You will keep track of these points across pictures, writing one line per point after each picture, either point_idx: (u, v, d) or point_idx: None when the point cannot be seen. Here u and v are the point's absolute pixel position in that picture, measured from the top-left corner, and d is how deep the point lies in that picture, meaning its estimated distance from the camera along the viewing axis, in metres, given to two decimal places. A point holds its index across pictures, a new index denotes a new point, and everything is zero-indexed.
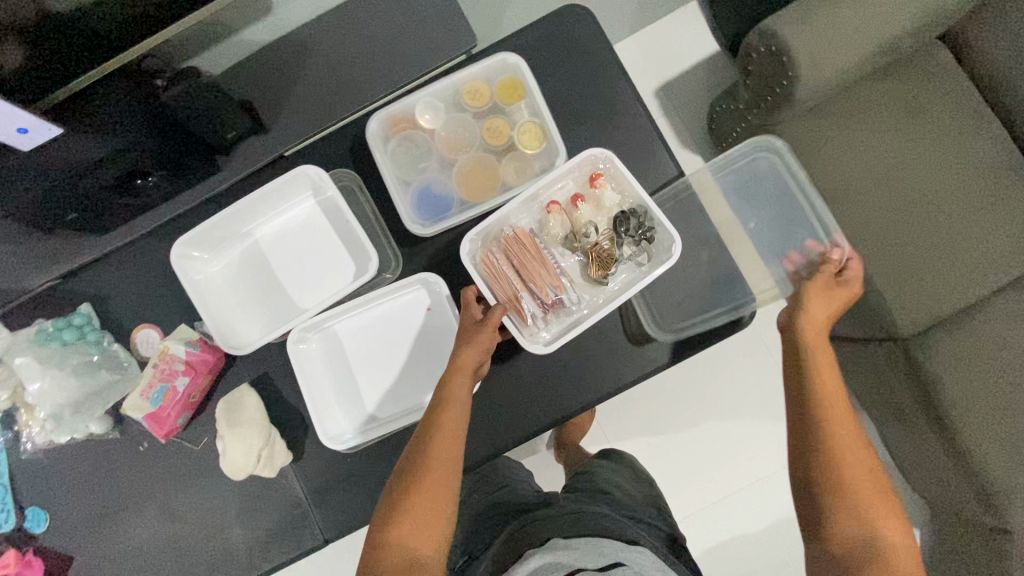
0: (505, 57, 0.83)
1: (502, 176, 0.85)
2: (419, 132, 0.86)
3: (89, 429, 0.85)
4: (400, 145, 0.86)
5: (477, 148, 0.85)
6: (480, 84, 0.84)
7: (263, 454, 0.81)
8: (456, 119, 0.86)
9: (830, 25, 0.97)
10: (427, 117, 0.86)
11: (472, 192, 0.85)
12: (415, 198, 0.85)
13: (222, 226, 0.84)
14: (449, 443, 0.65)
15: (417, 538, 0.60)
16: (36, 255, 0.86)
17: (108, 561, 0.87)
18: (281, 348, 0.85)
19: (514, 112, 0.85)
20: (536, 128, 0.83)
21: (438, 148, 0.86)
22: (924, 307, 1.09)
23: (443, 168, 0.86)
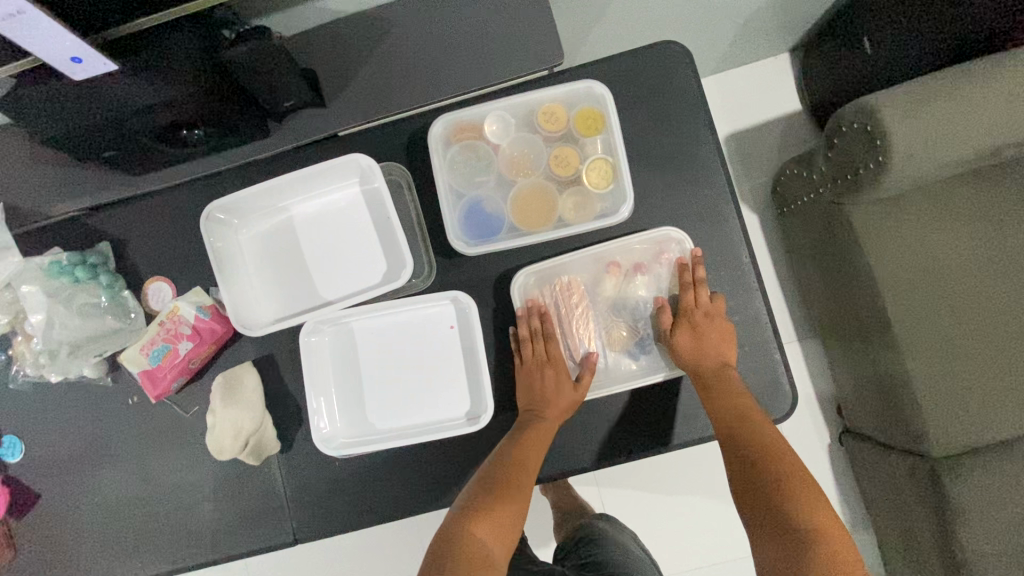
0: (591, 85, 0.78)
1: (559, 208, 0.79)
2: (482, 144, 0.82)
3: (84, 372, 0.81)
4: (461, 153, 0.82)
5: (540, 173, 0.80)
6: (558, 108, 0.80)
7: (251, 440, 0.77)
8: (525, 139, 0.82)
9: (937, 120, 0.89)
10: (494, 130, 0.82)
11: (523, 219, 0.79)
12: (463, 212, 0.81)
13: (261, 196, 0.80)
14: (528, 466, 0.70)
15: (492, 535, 0.65)
16: (64, 183, 0.84)
17: (72, 507, 0.84)
18: (292, 333, 0.82)
19: (587, 144, 0.80)
20: (606, 166, 0.78)
21: (499, 165, 0.82)
22: (963, 429, 1.01)
23: (500, 185, 0.82)
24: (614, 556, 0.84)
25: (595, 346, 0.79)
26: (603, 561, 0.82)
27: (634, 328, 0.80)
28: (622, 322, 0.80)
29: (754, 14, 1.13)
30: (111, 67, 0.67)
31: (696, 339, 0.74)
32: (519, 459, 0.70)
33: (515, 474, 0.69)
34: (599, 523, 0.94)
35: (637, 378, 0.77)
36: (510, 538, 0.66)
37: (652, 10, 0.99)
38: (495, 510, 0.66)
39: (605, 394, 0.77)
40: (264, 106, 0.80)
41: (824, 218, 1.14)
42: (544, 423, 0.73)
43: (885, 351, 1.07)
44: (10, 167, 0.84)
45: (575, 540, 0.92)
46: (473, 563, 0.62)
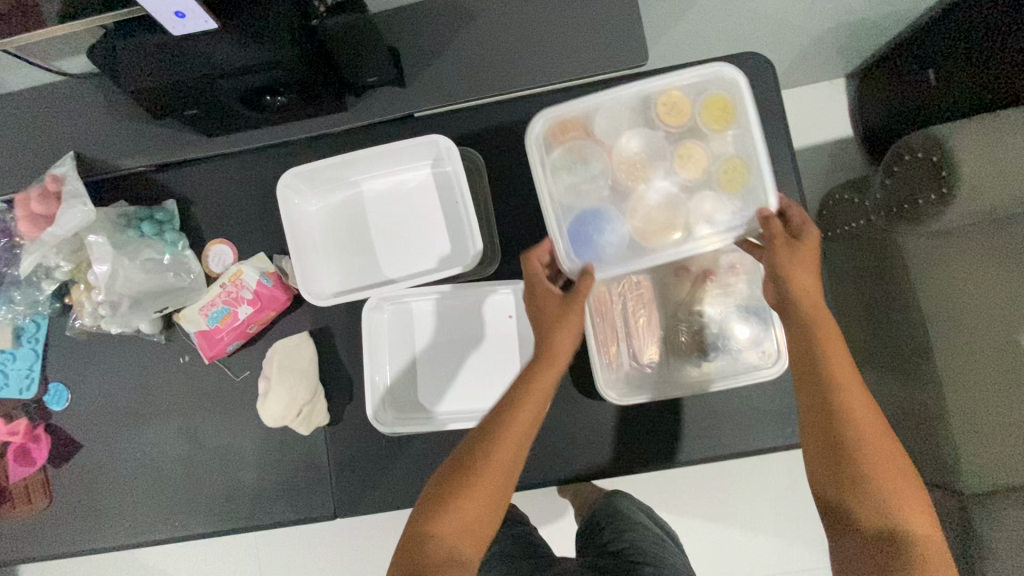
0: (720, 70, 0.68)
1: (683, 219, 0.70)
2: (589, 145, 0.72)
3: (140, 326, 0.81)
4: (563, 155, 0.72)
5: (659, 179, 0.71)
6: (681, 99, 0.70)
7: (303, 411, 0.77)
8: (641, 135, 0.71)
9: (999, 155, 0.90)
10: (604, 129, 0.72)
11: (643, 232, 0.70)
12: (568, 224, 0.70)
13: (335, 169, 0.80)
14: (501, 454, 0.61)
15: (458, 537, 0.59)
16: (137, 138, 0.85)
17: (112, 460, 0.85)
18: (352, 306, 0.82)
19: (716, 139, 0.69)
20: (740, 166, 0.68)
21: (611, 170, 0.71)
22: (999, 466, 0.98)
23: (609, 193, 0.72)
24: (640, 521, 0.91)
25: (656, 349, 0.80)
26: (639, 528, 0.89)
27: (700, 334, 0.79)
28: (686, 327, 0.80)
29: (821, 34, 1.13)
30: (211, 25, 0.67)
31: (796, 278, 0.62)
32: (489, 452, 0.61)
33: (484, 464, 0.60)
34: (617, 506, 0.95)
35: (698, 385, 0.77)
36: (481, 534, 0.60)
37: (728, 20, 1.00)
38: (462, 507, 0.59)
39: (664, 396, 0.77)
40: (348, 80, 0.80)
41: (874, 244, 1.14)
42: (535, 390, 0.63)
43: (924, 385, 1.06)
44: (87, 117, 0.85)
45: (596, 528, 0.93)
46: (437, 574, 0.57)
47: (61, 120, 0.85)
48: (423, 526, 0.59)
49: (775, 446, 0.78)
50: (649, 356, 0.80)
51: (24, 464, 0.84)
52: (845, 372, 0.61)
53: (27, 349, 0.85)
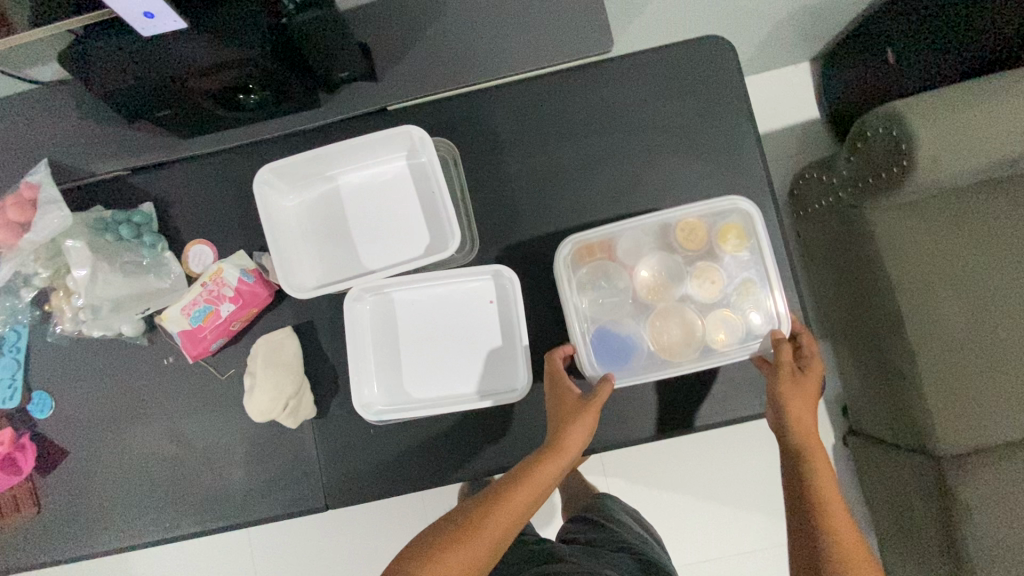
0: (733, 202, 0.76)
1: (702, 333, 0.78)
2: (613, 265, 0.80)
3: (122, 330, 0.82)
4: (590, 275, 0.80)
5: (679, 294, 0.79)
6: (700, 225, 0.78)
7: (289, 405, 0.78)
8: (661, 257, 0.80)
9: (958, 129, 0.93)
10: (627, 251, 0.80)
11: (665, 343, 0.79)
12: (595, 340, 0.79)
13: (310, 164, 0.81)
14: (516, 499, 0.64)
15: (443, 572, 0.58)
16: (111, 142, 0.85)
17: (100, 465, 0.85)
18: (334, 299, 0.83)
19: (729, 261, 0.79)
20: (752, 287, 0.78)
21: (634, 288, 0.80)
22: (971, 428, 1.02)
23: (634, 307, 0.80)
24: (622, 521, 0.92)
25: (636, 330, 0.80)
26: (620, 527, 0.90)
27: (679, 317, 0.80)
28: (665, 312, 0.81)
29: (782, 19, 1.16)
30: (181, 25, 0.68)
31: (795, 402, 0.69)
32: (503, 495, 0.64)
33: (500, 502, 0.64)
34: (601, 508, 0.96)
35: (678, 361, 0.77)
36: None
37: (690, 7, 1.03)
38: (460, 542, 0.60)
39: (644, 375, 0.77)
40: (319, 75, 0.82)
41: (843, 219, 1.17)
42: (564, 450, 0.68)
43: (897, 352, 1.10)
44: (59, 124, 0.85)
45: (582, 522, 0.94)
46: None
47: (33, 128, 0.85)
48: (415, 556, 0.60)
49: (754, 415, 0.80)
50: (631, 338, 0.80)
51: (10, 473, 0.82)
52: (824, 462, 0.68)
53: (7, 359, 0.85)
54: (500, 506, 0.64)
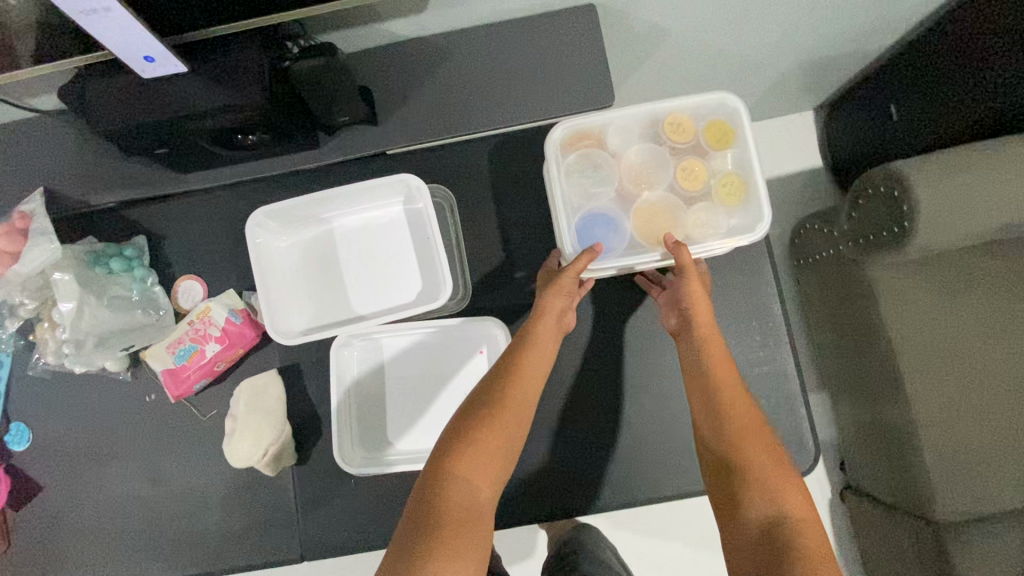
0: (724, 97, 0.70)
1: (685, 227, 0.69)
2: (600, 155, 0.71)
3: (105, 365, 0.81)
4: (576, 164, 0.71)
5: (662, 191, 0.71)
6: (686, 118, 0.70)
7: (269, 452, 0.76)
8: (647, 150, 0.72)
9: (959, 192, 0.92)
10: (615, 142, 0.71)
11: (648, 236, 0.69)
12: (575, 228, 0.70)
13: (305, 207, 0.80)
14: (517, 386, 0.65)
15: (478, 474, 0.59)
16: (107, 174, 0.85)
17: (73, 503, 0.83)
18: (321, 342, 0.82)
19: (716, 160, 0.71)
20: (738, 185, 0.69)
21: (620, 179, 0.71)
22: (973, 495, 1.00)
23: (618, 198, 0.71)
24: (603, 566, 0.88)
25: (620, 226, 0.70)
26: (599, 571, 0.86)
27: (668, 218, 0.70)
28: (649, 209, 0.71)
29: (785, 73, 1.17)
30: (181, 68, 0.68)
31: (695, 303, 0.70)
32: (505, 393, 0.64)
33: (502, 407, 0.63)
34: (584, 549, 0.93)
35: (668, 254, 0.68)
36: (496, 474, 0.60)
37: (693, 61, 1.03)
38: (476, 445, 0.60)
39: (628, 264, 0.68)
40: (320, 119, 0.81)
41: (840, 273, 1.16)
42: (545, 332, 0.68)
43: (896, 413, 1.07)
44: (57, 154, 0.85)
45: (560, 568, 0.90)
46: (462, 513, 0.56)
47: (31, 157, 0.85)
48: (440, 465, 0.59)
49: None
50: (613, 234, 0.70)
51: None
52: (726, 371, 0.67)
53: None
54: (514, 384, 0.65)
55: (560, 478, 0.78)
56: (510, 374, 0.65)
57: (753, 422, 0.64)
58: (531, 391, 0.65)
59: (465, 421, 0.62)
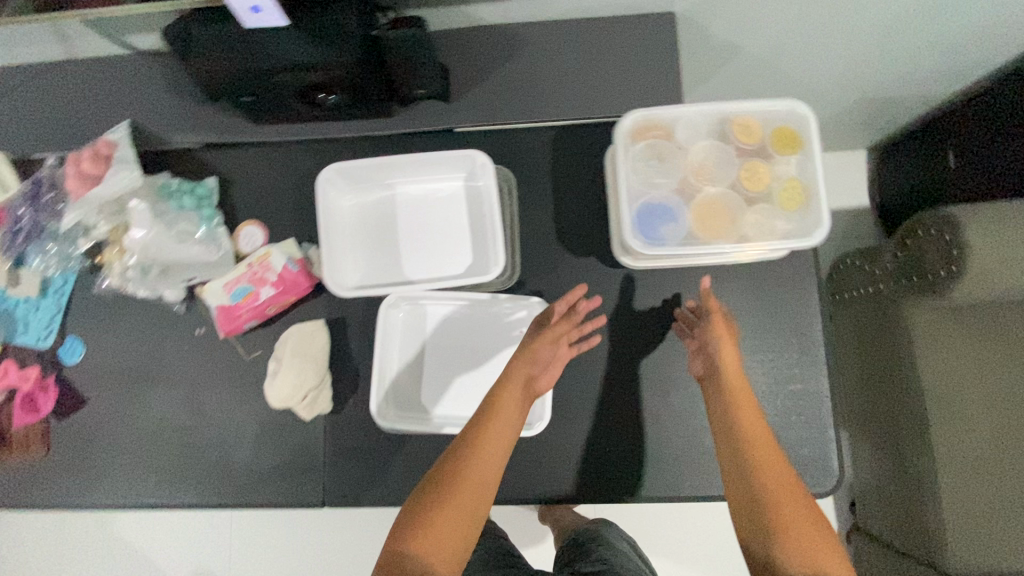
0: (796, 105, 0.71)
1: (742, 226, 0.70)
2: (669, 146, 0.72)
3: (165, 293, 0.85)
4: (644, 152, 0.72)
5: (724, 188, 0.71)
6: (755, 121, 0.71)
7: (309, 395, 0.80)
8: (714, 147, 0.72)
9: (1013, 242, 0.92)
10: (683, 137, 0.72)
11: (705, 230, 0.70)
12: (636, 213, 0.71)
13: (374, 170, 0.83)
14: (479, 459, 0.66)
15: (436, 547, 0.60)
16: (190, 115, 0.90)
17: (115, 420, 0.87)
18: (368, 300, 0.85)
19: (780, 165, 0.71)
20: (799, 191, 0.70)
21: (684, 172, 0.72)
22: (989, 553, 0.98)
23: (680, 190, 0.72)
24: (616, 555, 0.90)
25: (679, 217, 0.71)
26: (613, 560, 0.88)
27: (727, 214, 0.71)
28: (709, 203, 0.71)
29: (846, 107, 1.18)
30: (282, 22, 0.72)
31: (727, 349, 0.73)
32: (468, 463, 0.65)
33: (464, 476, 0.65)
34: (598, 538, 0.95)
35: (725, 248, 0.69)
36: (456, 548, 0.61)
37: (758, 82, 1.05)
38: (435, 517, 0.62)
39: (686, 254, 0.69)
40: (397, 89, 0.85)
41: (877, 313, 1.17)
42: (510, 403, 0.70)
43: (917, 458, 1.06)
44: (147, 91, 0.90)
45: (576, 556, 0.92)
46: None
47: (122, 91, 0.90)
48: (401, 541, 0.61)
49: None
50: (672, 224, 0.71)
51: (27, 413, 0.85)
52: (755, 415, 0.69)
53: (50, 301, 0.89)
54: (478, 456, 0.66)
55: (582, 463, 0.79)
56: (474, 445, 0.67)
57: (781, 475, 0.65)
58: (493, 467, 0.66)
59: (428, 496, 0.64)
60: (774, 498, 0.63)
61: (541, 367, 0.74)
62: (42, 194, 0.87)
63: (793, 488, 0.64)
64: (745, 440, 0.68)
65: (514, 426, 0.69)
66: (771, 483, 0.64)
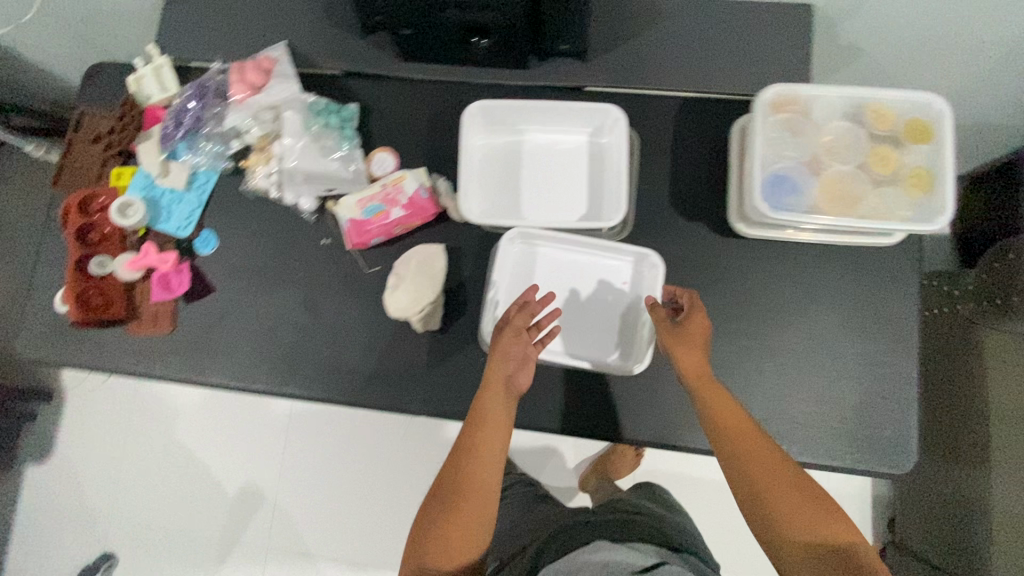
0: (933, 99, 0.75)
1: (863, 205, 0.75)
2: (805, 121, 0.77)
3: (302, 201, 0.92)
4: (780, 124, 0.77)
5: (851, 168, 0.76)
6: (890, 110, 0.76)
7: (426, 308, 0.87)
8: (846, 129, 0.77)
9: None
10: (819, 115, 0.77)
11: (829, 204, 0.75)
12: (766, 179, 0.76)
13: (513, 112, 0.89)
14: (474, 464, 0.73)
15: (449, 546, 0.69)
16: (341, 44, 0.97)
17: (236, 310, 0.94)
18: (486, 234, 0.91)
19: (907, 154, 0.75)
20: (923, 180, 0.74)
21: (815, 148, 0.76)
22: None
23: (809, 164, 0.76)
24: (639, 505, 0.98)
25: (806, 188, 0.75)
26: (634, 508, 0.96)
27: (851, 193, 0.75)
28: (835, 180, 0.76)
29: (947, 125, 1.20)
30: None
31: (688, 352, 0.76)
32: (466, 470, 0.73)
33: (463, 484, 0.72)
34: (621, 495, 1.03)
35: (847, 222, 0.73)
36: (471, 544, 0.70)
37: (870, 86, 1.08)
38: (445, 523, 0.70)
39: (810, 223, 0.73)
40: (542, 41, 0.90)
41: (949, 333, 1.18)
42: (489, 412, 0.75)
43: (970, 473, 1.07)
44: (305, 16, 0.97)
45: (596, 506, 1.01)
46: None
47: (282, 13, 0.98)
48: (420, 544, 0.70)
49: (839, 465, 0.83)
50: (798, 195, 0.75)
51: (164, 291, 0.94)
52: (730, 415, 0.73)
53: (194, 196, 0.96)
54: (474, 463, 0.73)
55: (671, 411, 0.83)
56: (469, 453, 0.74)
57: (778, 477, 0.68)
58: (490, 465, 0.74)
59: (436, 503, 0.72)
60: (779, 507, 0.66)
61: (520, 365, 0.77)
62: (210, 98, 0.95)
63: (784, 479, 0.68)
64: (726, 445, 0.72)
65: (500, 430, 0.75)
66: (759, 480, 0.68)
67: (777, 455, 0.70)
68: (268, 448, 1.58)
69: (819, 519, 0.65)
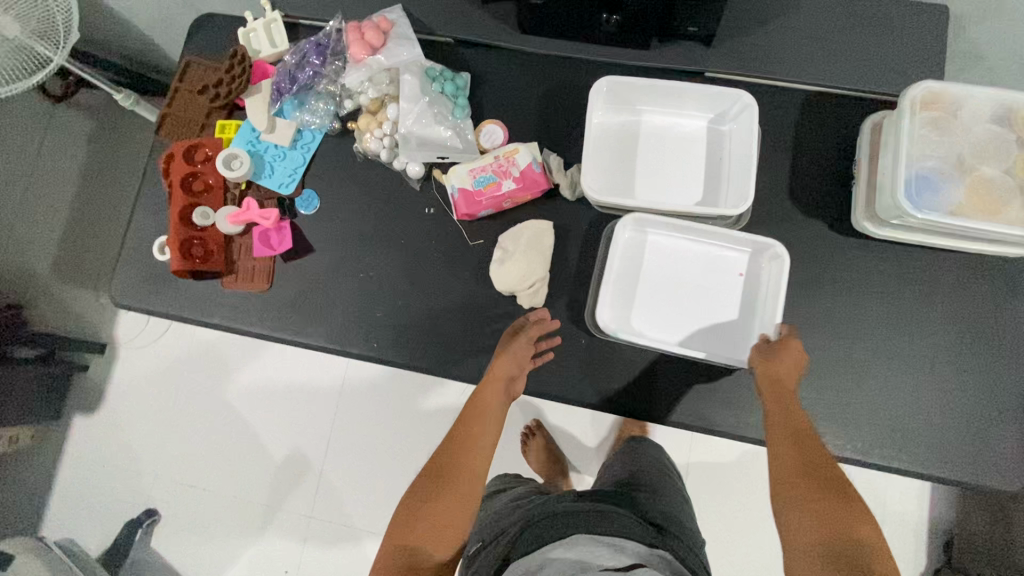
0: None
1: (1008, 211, 0.72)
2: (950, 122, 0.75)
3: (410, 167, 0.91)
4: (924, 122, 0.75)
5: (996, 172, 0.74)
6: None
7: (534, 284, 0.87)
8: (994, 133, 0.75)
9: None
10: (965, 117, 0.75)
11: (971, 207, 0.73)
12: (907, 178, 0.74)
13: (638, 92, 0.88)
14: (464, 460, 0.79)
15: (431, 532, 0.72)
16: (459, 12, 0.95)
17: (334, 272, 0.93)
18: (596, 215, 0.90)
19: None
20: None
21: (959, 150, 0.75)
22: None
23: (952, 166, 0.75)
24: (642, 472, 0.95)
25: (947, 190, 0.74)
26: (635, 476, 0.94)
27: (996, 197, 0.73)
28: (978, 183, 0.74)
29: None
30: None
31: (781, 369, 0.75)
32: (454, 465, 0.79)
33: (451, 476, 0.78)
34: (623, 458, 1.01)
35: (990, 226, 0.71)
36: (452, 533, 0.73)
37: None
38: (431, 510, 0.74)
39: (954, 224, 0.72)
40: (670, 24, 0.88)
41: None
42: (482, 415, 0.83)
43: None
44: None
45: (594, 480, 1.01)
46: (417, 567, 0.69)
47: None
48: (401, 530, 0.73)
49: (949, 476, 0.81)
50: (939, 195, 0.74)
51: (266, 247, 0.93)
52: (790, 419, 0.73)
53: (298, 153, 0.95)
54: (463, 459, 0.79)
55: None
56: (460, 450, 0.80)
57: (811, 480, 0.68)
58: (479, 463, 0.80)
59: (421, 493, 0.76)
60: (800, 507, 0.66)
61: (523, 366, 0.84)
62: (328, 56, 0.95)
63: (818, 483, 0.67)
64: (774, 442, 0.73)
65: (490, 434, 0.83)
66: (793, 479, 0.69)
67: (808, 461, 0.70)
68: (317, 419, 1.57)
69: (839, 523, 0.63)
